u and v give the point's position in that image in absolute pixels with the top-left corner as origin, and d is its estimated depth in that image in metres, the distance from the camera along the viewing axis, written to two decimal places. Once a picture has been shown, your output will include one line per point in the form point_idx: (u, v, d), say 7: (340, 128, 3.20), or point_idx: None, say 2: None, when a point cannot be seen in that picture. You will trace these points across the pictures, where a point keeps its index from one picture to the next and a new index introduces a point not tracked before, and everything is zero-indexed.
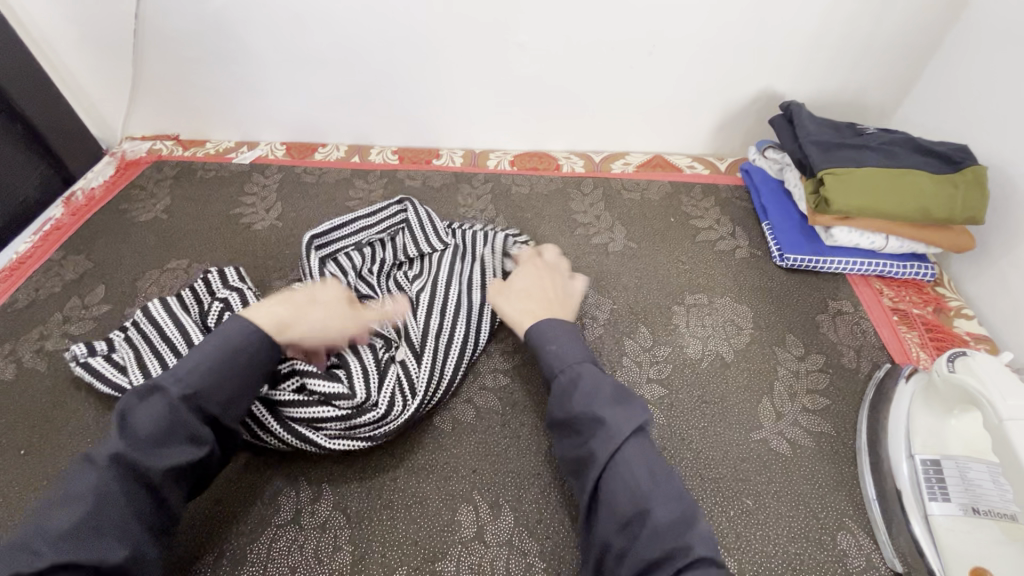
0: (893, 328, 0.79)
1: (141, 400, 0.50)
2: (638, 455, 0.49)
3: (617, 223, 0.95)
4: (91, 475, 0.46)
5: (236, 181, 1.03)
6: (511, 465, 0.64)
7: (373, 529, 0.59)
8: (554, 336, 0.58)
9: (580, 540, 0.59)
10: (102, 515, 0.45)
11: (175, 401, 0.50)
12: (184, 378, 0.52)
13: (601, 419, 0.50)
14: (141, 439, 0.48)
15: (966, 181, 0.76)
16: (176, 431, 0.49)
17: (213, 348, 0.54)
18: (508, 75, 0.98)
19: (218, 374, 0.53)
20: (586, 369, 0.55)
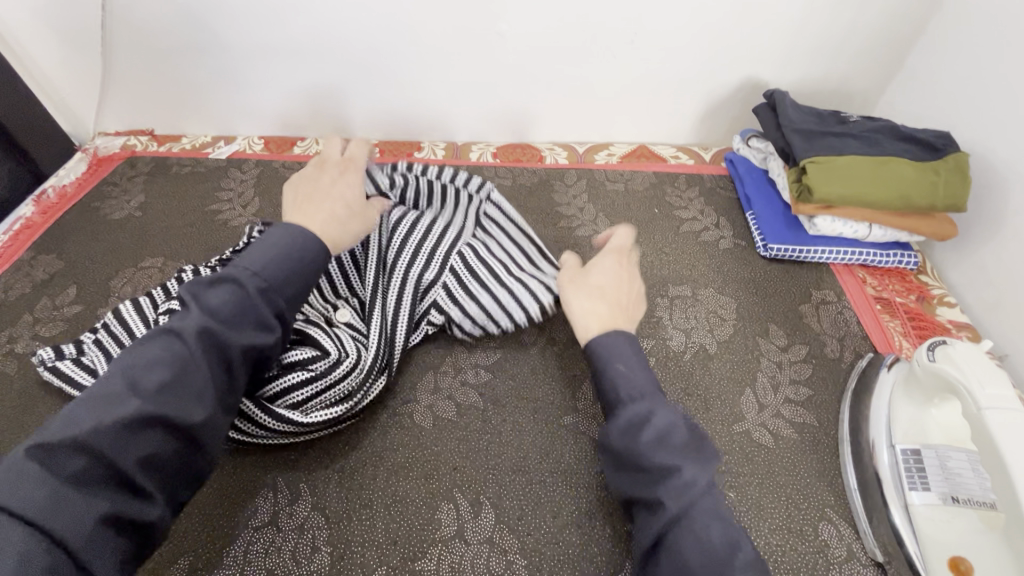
0: (876, 317, 0.79)
1: (218, 283, 0.52)
2: (715, 506, 0.45)
3: (601, 214, 0.94)
4: (171, 348, 0.47)
5: (212, 176, 1.01)
6: (491, 462, 0.63)
7: (353, 529, 0.58)
8: (624, 358, 0.53)
9: (561, 537, 0.58)
10: (185, 380, 0.46)
11: (247, 287, 0.52)
12: (257, 270, 0.53)
13: (675, 468, 0.45)
14: (220, 316, 0.50)
15: (948, 168, 0.76)
16: (247, 314, 0.51)
17: (278, 248, 0.56)
18: (489, 65, 0.96)
19: (286, 266, 0.56)
20: (661, 406, 0.49)
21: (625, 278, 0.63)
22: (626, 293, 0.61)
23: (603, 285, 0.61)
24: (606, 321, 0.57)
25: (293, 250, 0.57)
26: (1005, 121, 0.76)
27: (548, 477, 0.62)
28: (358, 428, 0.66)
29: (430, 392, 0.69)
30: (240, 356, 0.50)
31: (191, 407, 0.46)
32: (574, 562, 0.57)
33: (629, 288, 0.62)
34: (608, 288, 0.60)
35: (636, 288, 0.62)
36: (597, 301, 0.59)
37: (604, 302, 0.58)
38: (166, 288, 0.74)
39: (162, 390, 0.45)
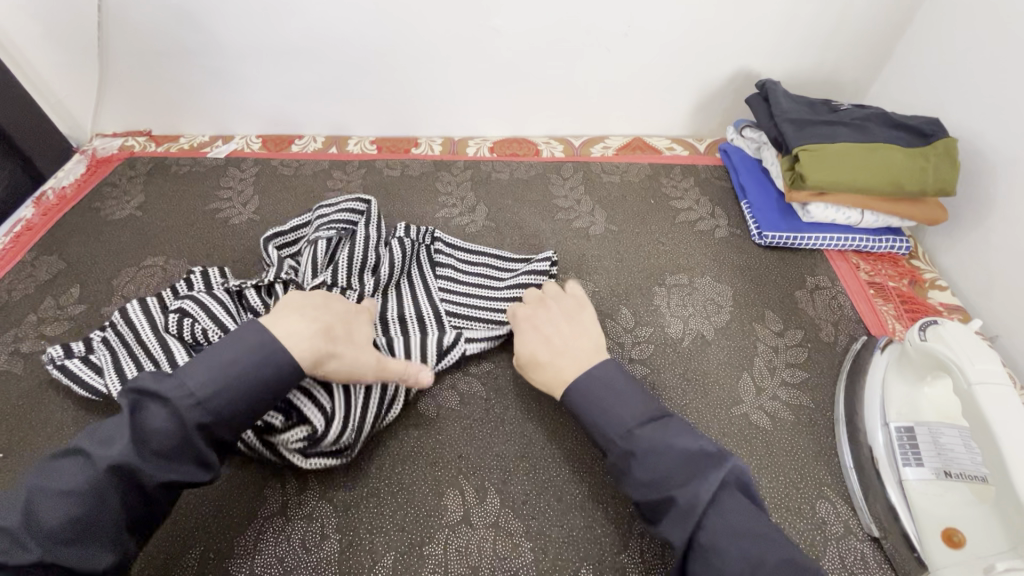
0: (869, 301, 0.80)
1: (156, 399, 0.49)
2: (722, 515, 0.47)
3: (597, 206, 0.95)
4: (84, 473, 0.46)
5: (211, 175, 1.01)
6: (496, 449, 0.65)
7: (361, 516, 0.59)
8: (602, 392, 0.57)
9: (565, 520, 0.59)
10: (94, 518, 0.46)
11: (183, 418, 0.49)
12: (202, 391, 0.50)
13: (670, 498, 0.48)
14: (147, 448, 0.48)
15: (938, 154, 0.77)
16: (181, 449, 0.49)
17: (231, 366, 0.52)
18: (485, 60, 0.97)
19: (240, 395, 0.51)
20: (638, 435, 0.53)
21: (570, 323, 0.66)
22: (572, 334, 0.65)
23: (545, 336, 0.65)
24: (562, 370, 0.61)
25: (250, 372, 0.52)
26: (993, 107, 0.78)
27: (551, 462, 0.64)
28: None
29: (434, 381, 0.70)
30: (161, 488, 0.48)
31: (99, 553, 0.46)
32: (579, 544, 0.58)
33: (577, 330, 0.66)
34: (559, 335, 0.65)
35: (588, 324, 0.67)
36: (545, 360, 0.63)
37: (554, 355, 0.63)
38: (174, 289, 0.75)
39: (65, 532, 0.44)
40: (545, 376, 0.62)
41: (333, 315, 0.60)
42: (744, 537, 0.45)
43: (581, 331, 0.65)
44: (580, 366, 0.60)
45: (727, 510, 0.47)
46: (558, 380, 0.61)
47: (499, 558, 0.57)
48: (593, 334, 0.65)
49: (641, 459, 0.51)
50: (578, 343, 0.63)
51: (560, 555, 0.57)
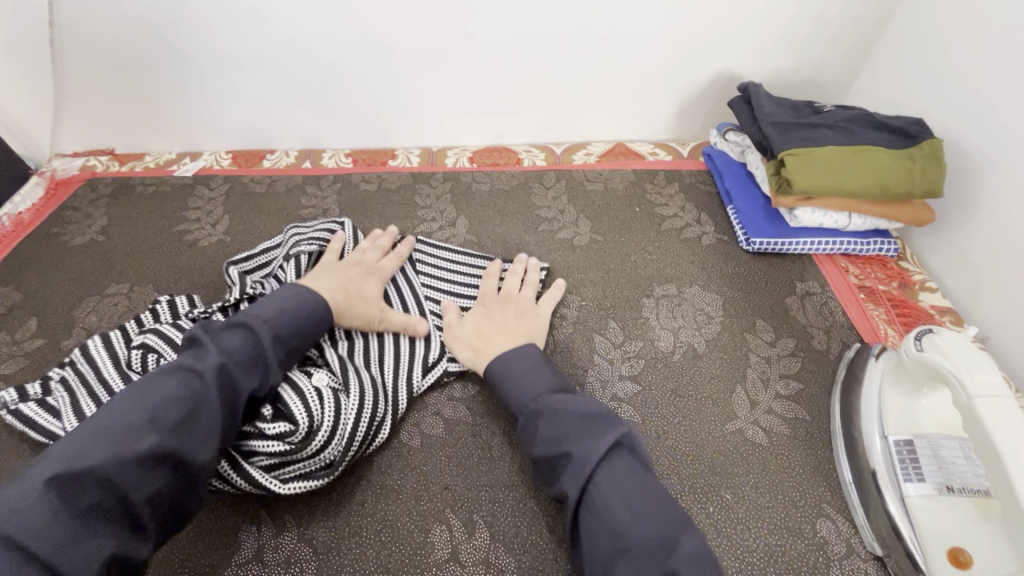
0: (860, 306, 0.79)
1: (231, 326, 0.58)
2: (612, 472, 0.50)
3: (581, 216, 0.92)
4: (184, 386, 0.51)
5: (178, 195, 0.97)
6: (484, 479, 0.62)
7: (343, 558, 0.56)
8: (524, 367, 0.62)
9: (559, 554, 0.56)
10: (196, 416, 0.50)
11: (260, 334, 0.58)
12: (277, 318, 0.60)
13: (566, 455, 0.52)
14: (236, 358, 0.55)
15: (924, 154, 0.76)
16: (259, 361, 0.57)
17: (297, 303, 0.63)
18: (460, 68, 0.94)
19: (298, 325, 0.62)
20: (547, 404, 0.57)
21: (512, 313, 0.72)
22: (515, 323, 0.70)
23: (487, 321, 0.71)
24: (490, 343, 0.67)
25: (310, 311, 0.63)
26: (976, 105, 0.77)
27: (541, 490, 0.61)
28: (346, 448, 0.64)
29: (417, 408, 0.67)
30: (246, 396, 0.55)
31: (202, 445, 0.50)
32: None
33: (520, 319, 0.71)
34: (504, 320, 0.70)
35: (534, 318, 0.72)
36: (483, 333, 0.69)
37: (489, 334, 0.68)
38: (139, 320, 0.71)
39: (175, 428, 0.48)
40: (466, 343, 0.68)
41: (346, 277, 0.71)
42: (627, 497, 0.48)
43: (521, 320, 0.71)
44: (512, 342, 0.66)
45: (617, 471, 0.50)
46: (485, 352, 0.66)
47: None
48: (534, 326, 0.71)
49: (546, 424, 0.55)
50: (515, 328, 0.69)
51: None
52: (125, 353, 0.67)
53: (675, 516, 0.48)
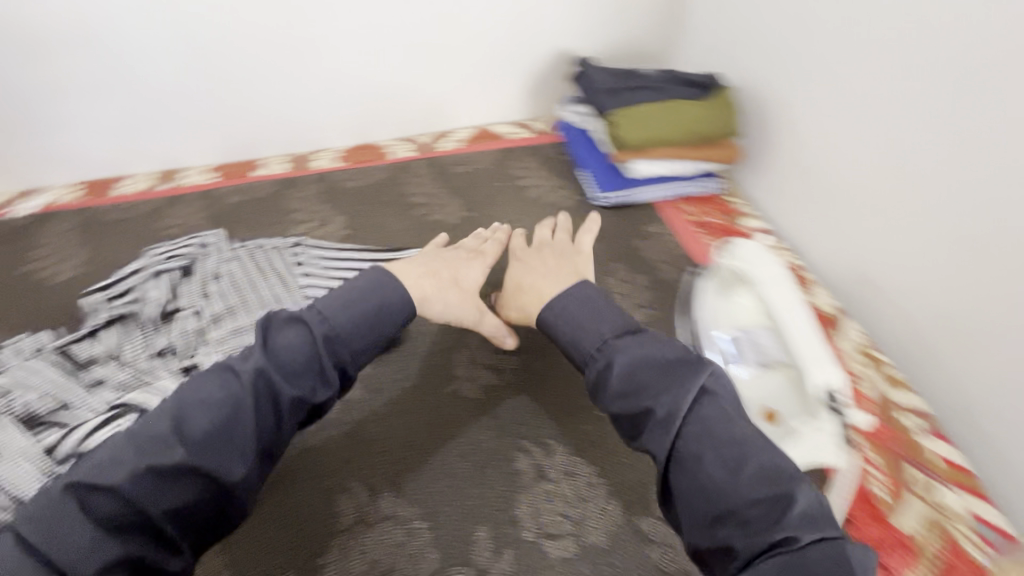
0: (696, 237, 0.91)
1: (286, 324, 0.53)
2: (701, 420, 0.51)
3: (454, 197, 0.98)
4: (224, 386, 0.49)
5: (18, 237, 0.90)
6: (384, 444, 0.65)
7: (276, 541, 0.58)
8: (590, 312, 0.60)
9: (477, 486, 0.62)
10: (229, 429, 0.47)
11: (313, 328, 0.53)
12: (342, 325, 0.54)
13: (648, 410, 0.52)
14: (280, 362, 0.50)
15: (718, 101, 0.91)
16: (308, 366, 0.51)
17: (360, 303, 0.56)
18: (310, 67, 0.97)
19: (365, 323, 0.56)
20: (625, 346, 0.56)
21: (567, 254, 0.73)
22: (552, 267, 0.69)
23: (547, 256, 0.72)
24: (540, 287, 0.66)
25: (371, 313, 0.56)
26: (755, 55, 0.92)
27: (440, 443, 0.65)
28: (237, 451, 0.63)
29: None
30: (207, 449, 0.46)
31: (230, 460, 0.47)
32: (496, 505, 0.61)
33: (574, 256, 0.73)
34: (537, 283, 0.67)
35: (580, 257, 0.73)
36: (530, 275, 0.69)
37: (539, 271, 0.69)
38: None
39: (205, 438, 0.46)
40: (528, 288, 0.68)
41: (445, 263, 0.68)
42: (718, 441, 0.49)
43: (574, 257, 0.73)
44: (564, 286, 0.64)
45: (707, 418, 0.51)
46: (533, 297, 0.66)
47: (547, 556, 0.58)
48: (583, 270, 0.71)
49: (627, 376, 0.54)
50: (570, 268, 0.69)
51: (480, 519, 0.60)
52: None
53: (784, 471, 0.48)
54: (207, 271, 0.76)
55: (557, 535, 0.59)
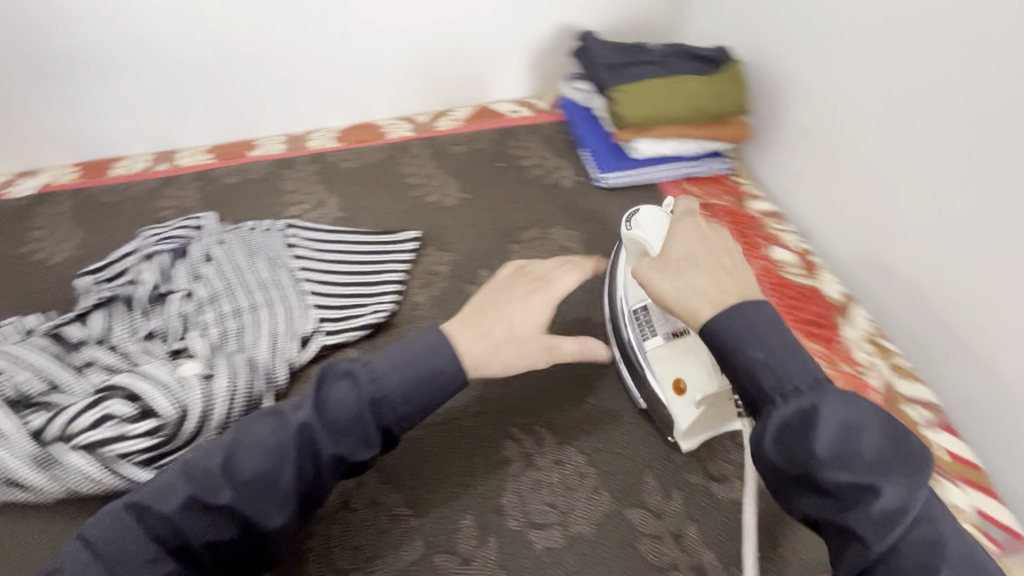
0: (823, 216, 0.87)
1: (341, 375, 0.48)
2: (903, 449, 0.40)
3: (565, 163, 0.96)
4: (272, 431, 0.46)
5: (143, 203, 0.91)
6: (552, 418, 0.68)
7: (490, 505, 0.61)
8: (761, 338, 0.44)
9: (617, 443, 0.66)
10: (262, 482, 0.44)
11: (364, 385, 0.48)
12: (385, 381, 0.48)
13: (871, 486, 0.38)
14: (333, 421, 0.46)
15: None
16: (356, 427, 0.47)
17: (405, 353, 0.50)
18: (428, 23, 0.94)
19: (420, 379, 0.49)
20: (828, 393, 0.42)
21: (725, 241, 0.53)
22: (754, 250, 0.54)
23: (700, 245, 0.52)
24: (701, 301, 0.47)
25: (432, 368, 0.50)
26: None
27: (602, 421, 0.68)
28: None
29: None
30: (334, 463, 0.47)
31: (270, 510, 0.45)
32: (638, 458, 0.65)
33: (726, 250, 0.52)
34: (699, 257, 0.50)
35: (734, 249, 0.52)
36: (688, 273, 0.49)
37: (707, 266, 0.50)
38: (127, 308, 0.70)
39: (251, 484, 0.44)
40: (680, 299, 0.48)
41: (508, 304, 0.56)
42: (945, 521, 0.39)
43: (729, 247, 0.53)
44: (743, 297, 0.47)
45: (937, 522, 0.38)
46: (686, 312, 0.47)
47: (678, 539, 0.60)
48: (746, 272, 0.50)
49: (824, 450, 0.39)
50: (746, 276, 0.49)
51: (625, 471, 0.64)
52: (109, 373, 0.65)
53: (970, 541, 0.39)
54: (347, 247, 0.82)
55: (689, 489, 0.63)
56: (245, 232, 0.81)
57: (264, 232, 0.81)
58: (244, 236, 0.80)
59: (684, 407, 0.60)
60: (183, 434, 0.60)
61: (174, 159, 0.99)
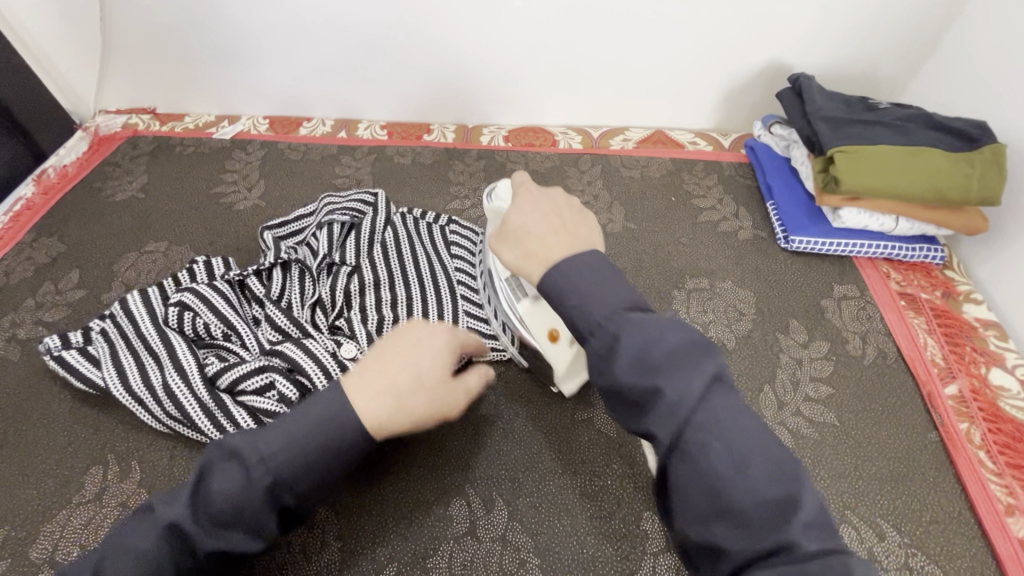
0: (899, 313, 0.76)
1: (227, 455, 0.41)
2: (714, 412, 0.38)
3: (617, 203, 0.91)
4: (161, 529, 0.40)
5: (215, 158, 0.98)
6: (505, 459, 0.62)
7: (426, 545, 0.56)
8: (590, 284, 0.43)
9: (565, 529, 0.57)
10: (174, 568, 0.41)
11: (251, 470, 0.41)
12: (271, 457, 0.41)
13: (658, 392, 0.38)
14: (209, 512, 0.40)
15: (983, 159, 0.72)
16: (243, 517, 0.41)
17: (307, 421, 0.43)
18: (506, 43, 0.92)
19: (316, 452, 0.42)
20: (626, 322, 0.41)
21: (563, 205, 0.51)
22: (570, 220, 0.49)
23: (531, 213, 0.50)
24: (545, 251, 0.46)
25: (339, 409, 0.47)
26: None
27: (561, 475, 0.61)
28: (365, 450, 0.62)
29: None
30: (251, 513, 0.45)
31: None
32: (579, 553, 0.56)
33: (572, 212, 0.50)
34: (532, 222, 0.48)
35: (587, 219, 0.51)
36: (526, 241, 0.48)
37: (537, 234, 0.48)
38: (176, 278, 0.72)
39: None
40: (523, 250, 0.48)
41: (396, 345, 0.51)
42: (736, 441, 0.38)
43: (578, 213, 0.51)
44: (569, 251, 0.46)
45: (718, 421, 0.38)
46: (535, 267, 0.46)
47: None
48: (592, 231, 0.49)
49: (626, 377, 0.39)
50: (577, 232, 0.48)
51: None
52: (162, 309, 0.68)
53: (785, 463, 0.38)
54: (373, 234, 0.78)
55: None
56: (295, 216, 0.82)
57: (312, 217, 0.81)
58: (296, 221, 0.81)
59: (559, 353, 0.60)
60: (201, 394, 0.60)
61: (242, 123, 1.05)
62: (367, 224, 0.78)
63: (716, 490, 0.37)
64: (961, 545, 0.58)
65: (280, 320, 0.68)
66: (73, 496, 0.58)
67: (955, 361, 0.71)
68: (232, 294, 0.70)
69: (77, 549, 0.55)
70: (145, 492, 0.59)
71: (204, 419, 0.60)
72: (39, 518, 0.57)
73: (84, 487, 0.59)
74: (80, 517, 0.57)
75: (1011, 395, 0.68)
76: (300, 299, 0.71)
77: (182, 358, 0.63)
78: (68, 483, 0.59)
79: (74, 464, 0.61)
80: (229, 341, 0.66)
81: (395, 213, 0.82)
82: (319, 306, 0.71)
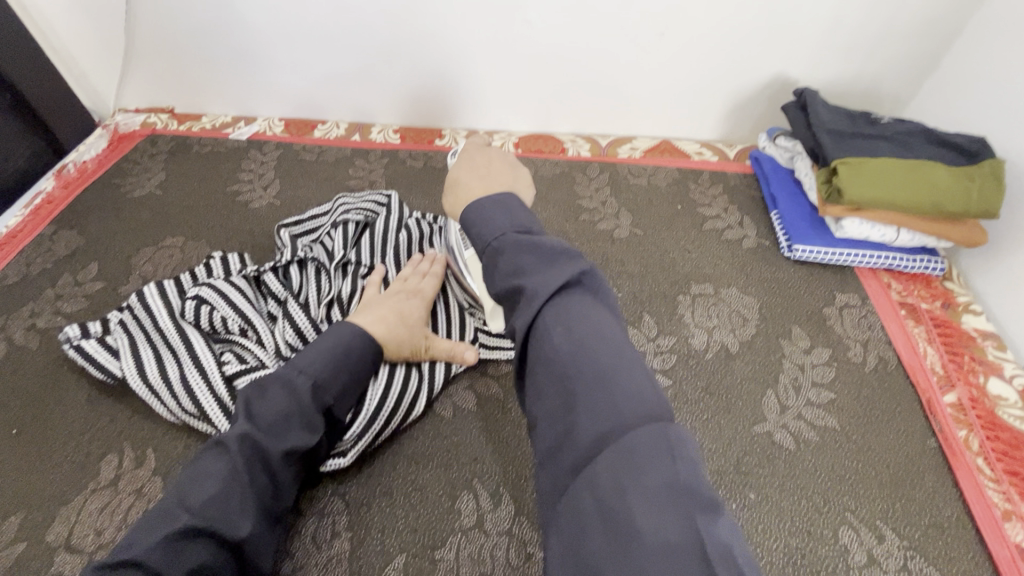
0: (899, 322, 0.78)
1: (279, 387, 0.55)
2: (571, 317, 0.41)
3: (625, 209, 0.93)
4: (227, 461, 0.50)
5: (232, 157, 1.00)
6: (512, 456, 0.63)
7: (437, 539, 0.57)
8: (494, 208, 0.49)
9: None
10: (230, 494, 0.48)
11: (296, 389, 0.55)
12: (314, 374, 0.56)
13: (521, 290, 0.43)
14: (266, 424, 0.52)
15: (983, 174, 0.74)
16: (294, 421, 0.53)
17: (327, 349, 0.58)
18: (520, 54, 0.95)
19: (338, 369, 0.58)
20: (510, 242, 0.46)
21: (497, 161, 0.60)
22: (502, 175, 0.58)
23: (470, 170, 0.59)
24: (466, 190, 0.56)
25: (350, 351, 0.59)
26: None
27: None
28: (378, 444, 0.63)
29: (451, 385, 0.69)
30: (283, 463, 0.52)
31: (238, 523, 0.47)
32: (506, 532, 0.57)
33: (503, 165, 0.60)
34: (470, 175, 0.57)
35: (520, 176, 0.59)
36: (456, 188, 0.58)
37: (465, 181, 0.57)
38: (193, 273, 0.74)
39: (208, 505, 0.47)
40: (453, 196, 0.58)
41: (389, 304, 0.66)
42: (585, 333, 0.40)
43: (512, 167, 0.60)
44: (484, 188, 0.55)
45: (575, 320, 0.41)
46: (460, 202, 0.56)
47: None
48: (519, 178, 0.58)
49: (506, 283, 0.45)
50: (499, 174, 0.57)
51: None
52: (179, 304, 0.69)
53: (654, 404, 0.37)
54: (387, 234, 0.80)
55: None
56: (310, 214, 0.84)
57: (326, 216, 0.83)
58: (311, 219, 0.84)
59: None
60: (220, 391, 0.62)
61: (258, 125, 1.07)
62: (381, 223, 0.80)
63: (562, 369, 0.40)
64: (960, 551, 0.59)
65: (296, 318, 0.68)
66: (89, 482, 0.59)
67: (954, 371, 0.73)
68: (247, 289, 0.71)
69: (93, 532, 0.56)
70: (159, 479, 0.60)
71: (221, 415, 0.61)
72: (56, 502, 0.58)
73: (100, 473, 0.60)
74: (95, 502, 0.58)
75: (1009, 403, 0.69)
76: (316, 297, 0.72)
77: (200, 354, 0.64)
78: (84, 469, 0.60)
79: (91, 450, 0.62)
80: (245, 336, 0.67)
81: (408, 214, 0.84)
82: (335, 304, 0.71)
